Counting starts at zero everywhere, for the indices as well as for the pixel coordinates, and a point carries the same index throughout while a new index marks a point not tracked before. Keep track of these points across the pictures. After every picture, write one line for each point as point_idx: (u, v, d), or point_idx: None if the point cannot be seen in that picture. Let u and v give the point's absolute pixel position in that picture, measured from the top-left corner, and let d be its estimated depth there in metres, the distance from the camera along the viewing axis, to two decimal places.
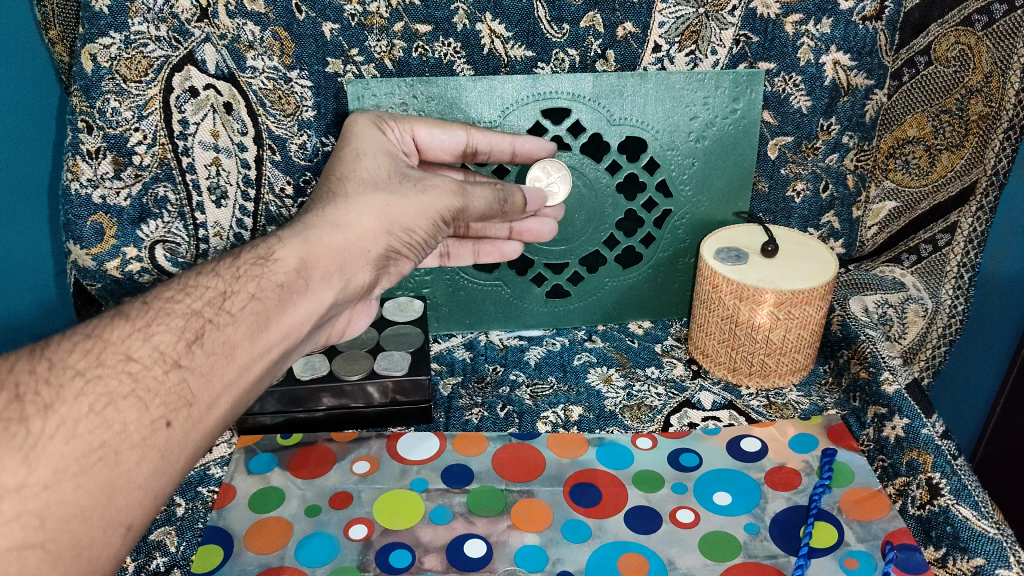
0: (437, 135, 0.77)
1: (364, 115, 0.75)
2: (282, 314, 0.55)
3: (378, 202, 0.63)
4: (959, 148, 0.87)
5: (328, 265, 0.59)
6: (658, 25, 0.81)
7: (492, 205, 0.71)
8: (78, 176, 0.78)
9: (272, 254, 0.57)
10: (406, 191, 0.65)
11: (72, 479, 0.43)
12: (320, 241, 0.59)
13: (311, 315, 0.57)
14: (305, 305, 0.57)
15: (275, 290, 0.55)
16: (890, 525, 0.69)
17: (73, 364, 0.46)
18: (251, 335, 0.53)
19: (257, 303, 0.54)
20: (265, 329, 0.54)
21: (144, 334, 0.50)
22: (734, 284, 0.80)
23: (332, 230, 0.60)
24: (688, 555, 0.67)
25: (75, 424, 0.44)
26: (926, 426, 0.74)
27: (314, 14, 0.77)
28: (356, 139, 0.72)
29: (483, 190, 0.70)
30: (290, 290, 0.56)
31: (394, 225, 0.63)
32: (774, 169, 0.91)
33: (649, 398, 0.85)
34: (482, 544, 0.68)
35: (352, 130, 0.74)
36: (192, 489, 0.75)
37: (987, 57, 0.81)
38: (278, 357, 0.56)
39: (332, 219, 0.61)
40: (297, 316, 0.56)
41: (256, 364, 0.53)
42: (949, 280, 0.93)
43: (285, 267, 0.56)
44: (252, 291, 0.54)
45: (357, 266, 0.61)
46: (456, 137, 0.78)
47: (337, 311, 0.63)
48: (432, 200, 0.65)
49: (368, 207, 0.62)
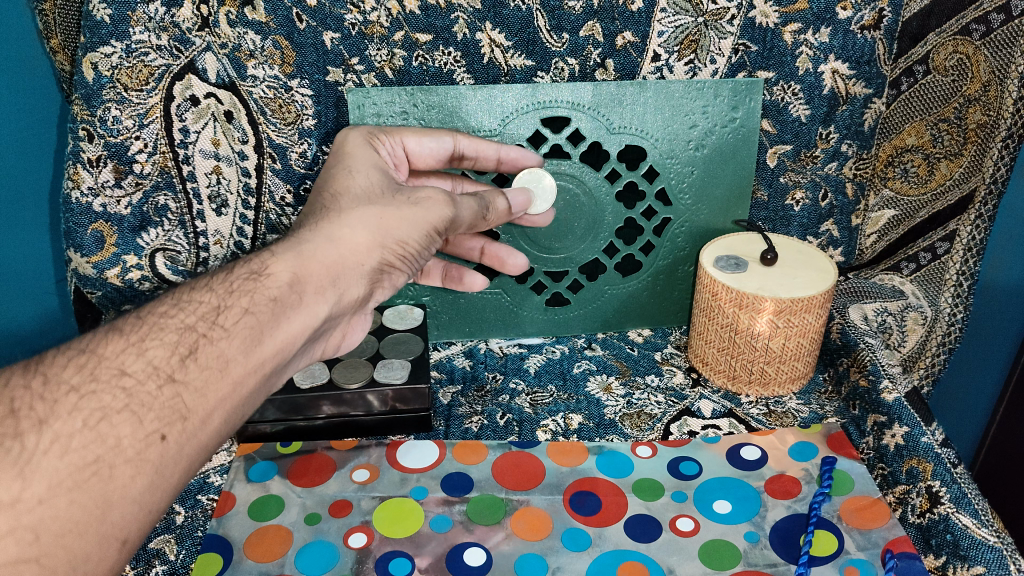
0: (425, 143, 0.79)
1: (359, 130, 0.77)
2: (277, 329, 0.55)
3: (372, 216, 0.63)
4: (958, 156, 0.87)
5: (322, 279, 0.59)
6: (658, 34, 0.81)
7: (475, 215, 0.71)
8: (78, 184, 0.78)
9: (265, 270, 0.57)
10: (397, 204, 0.65)
11: (66, 494, 0.43)
12: (315, 254, 0.59)
13: (306, 329, 0.57)
14: (299, 318, 0.57)
15: (269, 304, 0.55)
16: (890, 533, 0.69)
17: (68, 380, 0.47)
18: (246, 349, 0.53)
19: (251, 318, 0.54)
20: (260, 343, 0.54)
21: (138, 348, 0.50)
22: (733, 292, 0.80)
23: (328, 243, 0.60)
24: (688, 563, 0.67)
25: (69, 439, 0.44)
26: (926, 434, 0.74)
27: (314, 23, 0.77)
28: (351, 157, 0.73)
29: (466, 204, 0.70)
30: (284, 304, 0.56)
31: (388, 238, 0.63)
32: (774, 177, 0.91)
33: (649, 406, 0.85)
34: (482, 553, 0.68)
35: (345, 142, 0.76)
36: (192, 497, 0.75)
37: (986, 66, 0.82)
38: (274, 370, 0.56)
39: (327, 234, 0.61)
40: (292, 329, 0.56)
41: (251, 378, 0.54)
42: (948, 287, 0.94)
43: (279, 282, 0.57)
44: (245, 305, 0.54)
45: (351, 280, 0.61)
46: (443, 144, 0.80)
47: (334, 322, 0.63)
48: (425, 213, 0.65)
49: (364, 220, 0.62)
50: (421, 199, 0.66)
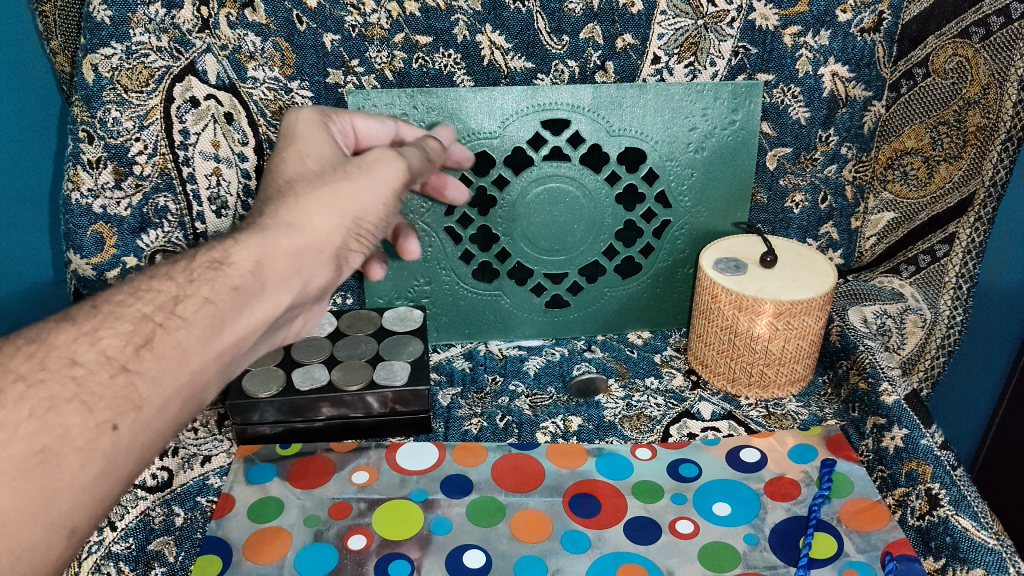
0: (372, 123, 0.72)
1: (308, 110, 0.67)
2: (237, 318, 0.52)
3: (326, 196, 0.57)
4: (957, 159, 0.87)
5: (284, 268, 0.55)
6: (658, 36, 0.82)
7: (422, 165, 0.66)
8: (78, 185, 0.77)
9: (228, 257, 0.53)
10: (349, 175, 0.59)
11: (7, 484, 0.39)
12: (280, 242, 0.55)
13: (267, 319, 0.54)
14: (260, 307, 0.53)
15: (230, 294, 0.52)
16: (890, 535, 0.69)
17: (12, 367, 0.43)
18: (205, 338, 0.49)
19: (211, 307, 0.50)
20: (219, 333, 0.51)
21: (92, 337, 0.46)
22: (733, 294, 0.80)
23: (289, 230, 0.55)
24: (688, 566, 0.67)
25: (11, 427, 0.40)
26: (926, 437, 0.74)
27: (314, 25, 0.77)
28: (299, 137, 0.64)
29: (411, 153, 0.65)
30: (247, 294, 0.53)
31: (347, 217, 0.58)
32: (773, 180, 0.91)
33: (648, 408, 0.85)
34: (482, 554, 0.68)
35: (296, 122, 0.66)
36: (191, 499, 0.74)
37: (985, 69, 0.81)
38: (234, 360, 0.53)
39: (285, 219, 0.56)
40: (253, 320, 0.53)
41: (212, 368, 0.50)
42: (948, 290, 0.92)
43: (241, 271, 0.53)
44: (207, 293, 0.51)
45: (316, 266, 0.57)
46: (388, 127, 0.73)
47: (295, 311, 0.59)
48: (379, 176, 0.59)
49: (317, 200, 0.57)
50: (365, 157, 0.60)
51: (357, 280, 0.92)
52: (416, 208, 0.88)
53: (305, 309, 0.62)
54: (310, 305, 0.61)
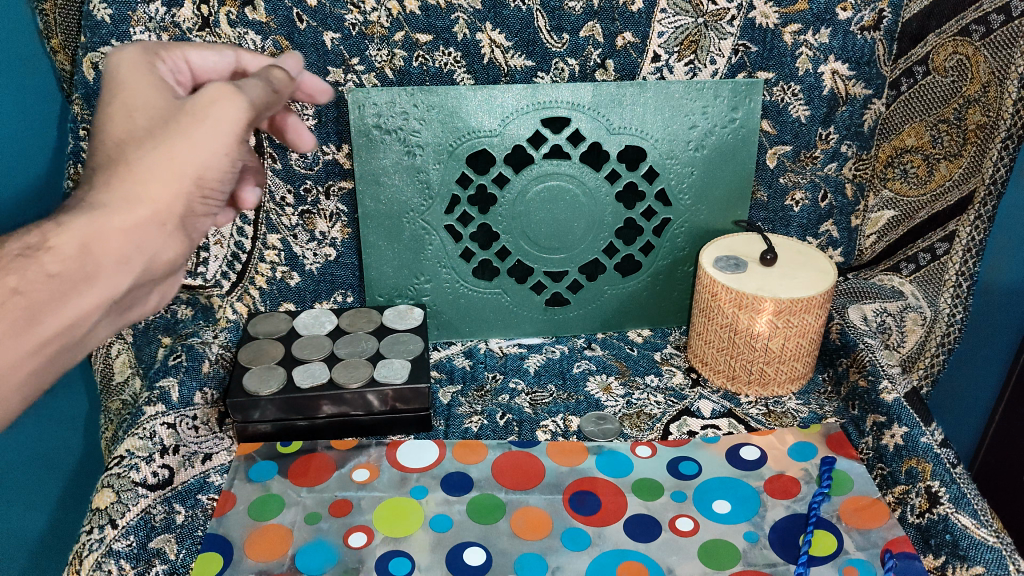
0: (207, 55, 0.60)
1: (129, 48, 0.57)
2: (60, 307, 0.47)
3: (154, 158, 0.48)
4: (957, 157, 0.85)
5: (117, 250, 0.48)
6: (658, 35, 0.82)
7: (267, 98, 0.53)
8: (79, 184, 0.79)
9: (44, 242, 0.46)
10: (179, 129, 0.49)
11: None
12: (105, 221, 0.47)
13: (101, 302, 0.49)
14: (88, 295, 0.48)
15: (46, 283, 0.46)
16: (890, 533, 0.70)
17: None
18: (16, 332, 0.46)
19: (21, 299, 0.46)
20: (35, 325, 0.47)
21: None
22: (733, 292, 0.80)
23: (126, 208, 0.48)
24: (687, 563, 0.67)
25: None
26: (926, 434, 0.74)
27: (314, 24, 0.77)
28: (117, 84, 0.52)
29: (249, 84, 0.52)
30: (67, 281, 0.47)
31: (183, 180, 0.49)
32: (773, 178, 0.91)
33: (649, 406, 0.85)
34: (482, 552, 0.68)
35: (119, 65, 0.54)
36: (192, 497, 0.73)
37: (985, 67, 0.80)
38: (71, 344, 0.50)
39: (120, 193, 0.48)
40: (81, 306, 0.48)
41: (33, 359, 0.48)
42: (948, 288, 0.91)
43: (62, 256, 0.47)
44: (13, 283, 0.46)
45: (159, 242, 0.50)
46: (226, 57, 0.62)
47: (146, 288, 0.53)
48: (218, 122, 0.49)
49: (143, 164, 0.48)
50: (199, 98, 0.50)
51: (357, 278, 0.92)
52: (416, 207, 0.87)
53: (161, 283, 0.54)
54: (164, 278, 0.54)
